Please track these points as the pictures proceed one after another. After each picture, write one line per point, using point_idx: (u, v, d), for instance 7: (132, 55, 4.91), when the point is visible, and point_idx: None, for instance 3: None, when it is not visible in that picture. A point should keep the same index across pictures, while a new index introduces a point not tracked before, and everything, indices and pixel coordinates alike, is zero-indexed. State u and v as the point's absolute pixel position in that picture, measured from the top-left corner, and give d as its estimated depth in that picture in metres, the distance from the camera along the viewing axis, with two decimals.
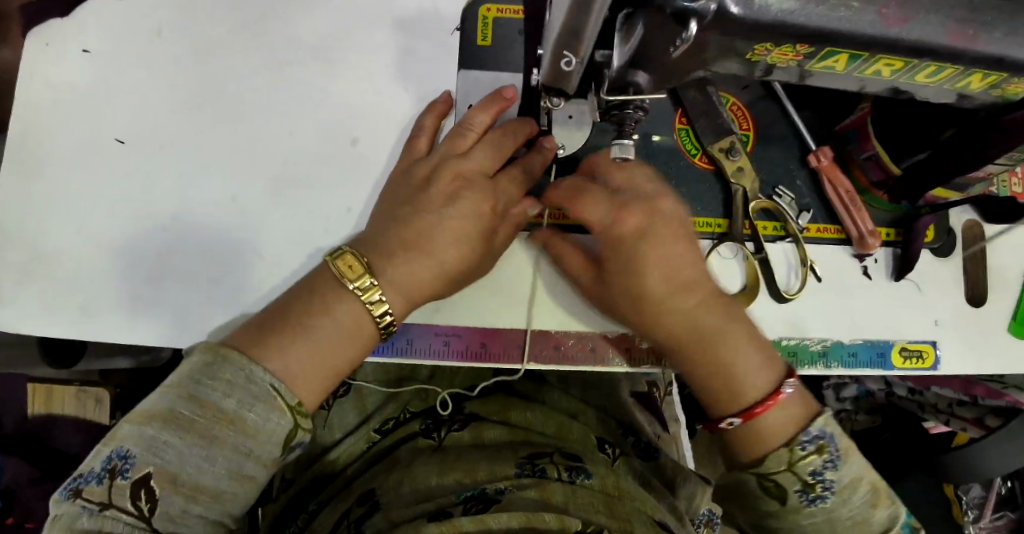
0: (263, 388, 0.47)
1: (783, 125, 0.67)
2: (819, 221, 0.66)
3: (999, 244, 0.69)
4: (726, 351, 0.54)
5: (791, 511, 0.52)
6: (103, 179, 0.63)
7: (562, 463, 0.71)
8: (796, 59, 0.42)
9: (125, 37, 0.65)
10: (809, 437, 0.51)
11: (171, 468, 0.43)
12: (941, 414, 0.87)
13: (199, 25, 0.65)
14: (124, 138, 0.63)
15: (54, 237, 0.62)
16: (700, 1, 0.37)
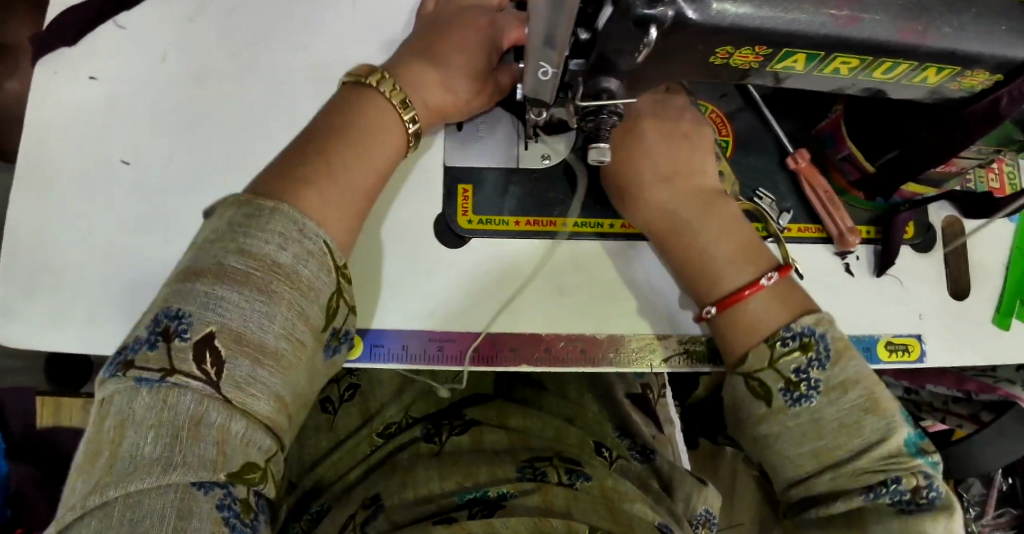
0: (316, 243, 0.49)
1: (761, 130, 0.69)
2: (800, 221, 0.68)
3: (979, 238, 0.71)
4: (706, 245, 0.58)
5: (778, 413, 0.51)
6: (110, 196, 0.66)
7: (561, 465, 0.72)
8: (756, 61, 0.45)
9: (128, 62, 0.68)
10: (791, 334, 0.52)
11: (233, 326, 0.45)
12: (936, 412, 0.87)
13: (199, 48, 0.69)
14: (130, 159, 0.66)
15: (64, 254, 0.64)
16: (659, 7, 0.40)
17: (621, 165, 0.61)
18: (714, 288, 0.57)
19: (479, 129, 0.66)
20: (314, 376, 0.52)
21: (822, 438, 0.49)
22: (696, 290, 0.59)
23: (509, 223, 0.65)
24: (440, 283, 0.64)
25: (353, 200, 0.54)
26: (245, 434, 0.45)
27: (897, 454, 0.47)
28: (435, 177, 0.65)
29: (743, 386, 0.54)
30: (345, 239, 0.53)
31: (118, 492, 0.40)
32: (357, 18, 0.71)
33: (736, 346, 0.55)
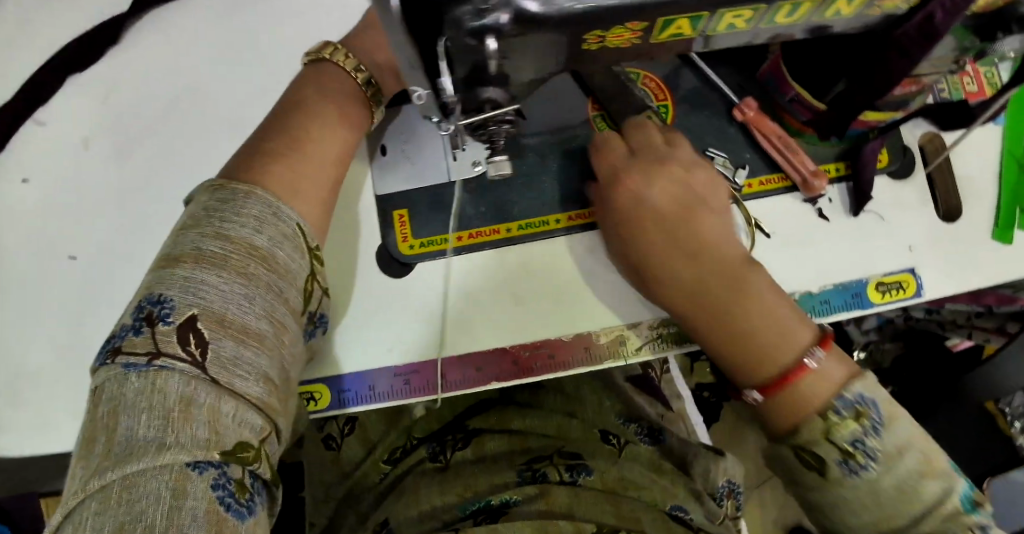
0: (291, 226, 0.51)
1: (703, 86, 0.65)
2: (759, 174, 0.63)
3: (961, 151, 0.65)
4: (739, 318, 0.52)
5: (835, 485, 0.47)
6: (58, 294, 0.62)
7: (562, 462, 0.70)
8: (635, 36, 0.41)
9: (55, 156, 0.64)
10: (844, 403, 0.47)
11: (214, 308, 0.46)
12: (961, 329, 0.81)
13: (117, 123, 0.65)
14: (78, 254, 0.63)
15: (20, 361, 0.61)
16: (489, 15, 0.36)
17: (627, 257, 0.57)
18: (759, 353, 0.51)
19: (405, 150, 0.63)
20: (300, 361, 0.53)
21: (882, 507, 0.46)
22: (742, 364, 0.52)
23: (452, 239, 0.62)
24: (396, 316, 0.62)
25: (316, 177, 0.55)
26: (237, 413, 0.45)
27: (954, 514, 0.45)
28: (370, 210, 0.63)
29: (790, 455, 0.49)
30: (310, 214, 0.54)
31: (117, 474, 0.40)
32: (268, 59, 0.67)
33: (781, 419, 0.49)
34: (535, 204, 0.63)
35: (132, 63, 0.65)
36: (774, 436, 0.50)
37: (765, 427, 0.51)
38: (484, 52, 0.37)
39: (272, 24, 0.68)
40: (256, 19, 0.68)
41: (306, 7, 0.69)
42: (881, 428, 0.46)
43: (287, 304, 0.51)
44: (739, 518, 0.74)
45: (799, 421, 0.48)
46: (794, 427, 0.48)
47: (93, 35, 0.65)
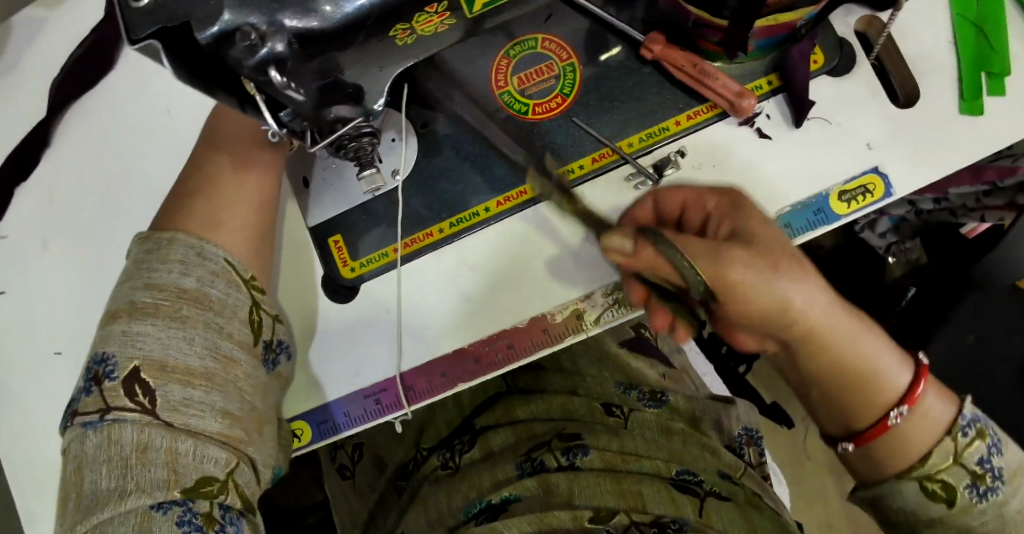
0: (218, 262, 0.51)
1: (605, 33, 0.61)
2: (685, 108, 0.59)
3: (905, 27, 0.58)
4: (863, 344, 0.49)
5: (963, 512, 0.48)
6: (54, 387, 0.67)
7: (559, 446, 0.69)
8: (444, 19, 0.40)
9: (21, 260, 0.68)
10: (966, 422, 0.49)
11: (153, 356, 0.46)
12: (974, 213, 0.75)
13: (65, 221, 0.68)
14: (62, 347, 0.67)
15: (38, 458, 0.66)
16: (265, 47, 0.35)
17: (758, 276, 0.45)
18: (876, 372, 0.49)
19: (326, 175, 0.63)
20: (268, 392, 0.53)
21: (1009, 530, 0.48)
22: (862, 385, 0.50)
23: (389, 254, 0.62)
24: (353, 340, 0.62)
25: (242, 212, 0.56)
26: (198, 451, 0.45)
27: None
28: (306, 242, 0.63)
29: (915, 492, 0.49)
30: (238, 251, 0.54)
31: (87, 527, 0.42)
32: (183, 124, 0.68)
33: (910, 454, 0.49)
34: (462, 198, 0.62)
35: (69, 158, 0.68)
36: (895, 473, 0.50)
37: (884, 462, 0.50)
38: (276, 85, 0.37)
39: (178, 87, 0.69)
40: (160, 90, 0.69)
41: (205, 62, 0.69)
42: (997, 447, 0.49)
43: (234, 339, 0.50)
44: (764, 461, 0.76)
45: (931, 451, 0.49)
46: (925, 460, 0.49)
47: (26, 147, 0.68)
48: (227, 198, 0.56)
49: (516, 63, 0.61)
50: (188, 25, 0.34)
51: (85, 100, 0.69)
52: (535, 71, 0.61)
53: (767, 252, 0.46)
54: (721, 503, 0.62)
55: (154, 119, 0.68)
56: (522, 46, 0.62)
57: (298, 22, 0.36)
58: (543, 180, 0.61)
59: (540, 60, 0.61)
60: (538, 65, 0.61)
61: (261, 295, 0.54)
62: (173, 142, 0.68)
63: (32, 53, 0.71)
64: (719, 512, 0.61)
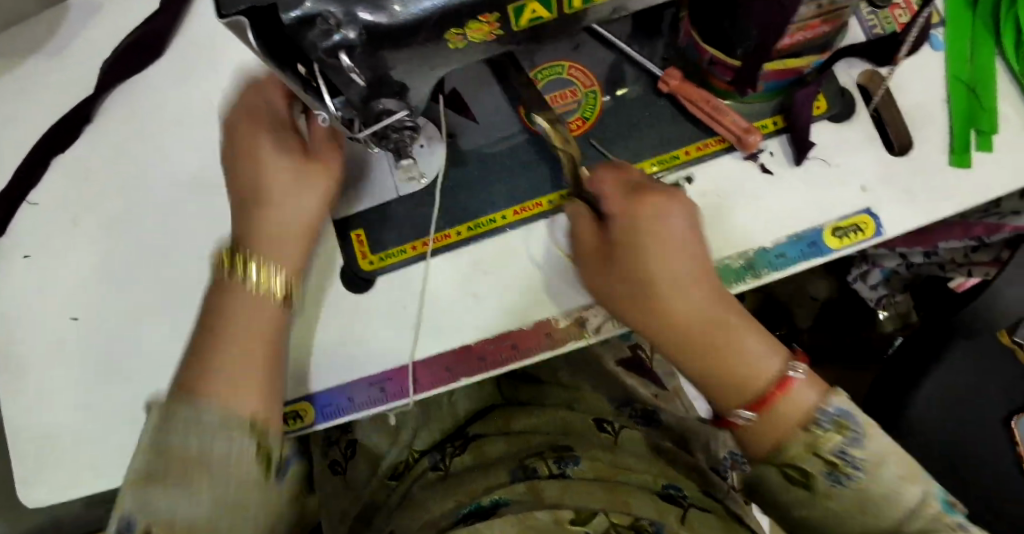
0: (231, 420, 0.52)
1: (627, 65, 0.66)
2: (697, 139, 0.64)
3: (904, 82, 0.63)
4: (732, 355, 0.53)
5: (821, 496, 0.50)
6: (65, 351, 0.69)
7: (551, 455, 0.71)
8: (495, 29, 0.43)
9: (46, 230, 0.71)
10: (825, 416, 0.50)
11: (163, 518, 0.49)
12: (961, 267, 0.82)
13: (94, 196, 0.71)
14: (77, 314, 0.69)
15: (40, 420, 0.68)
16: (338, 34, 0.39)
17: (612, 276, 0.55)
18: (736, 377, 0.53)
19: (354, 173, 0.67)
20: (274, 507, 0.55)
21: (870, 511, 0.49)
22: (718, 389, 0.54)
23: (409, 250, 0.65)
24: (364, 329, 0.65)
25: (267, 356, 0.56)
26: None
27: (936, 518, 0.48)
28: (328, 232, 0.66)
29: (779, 481, 0.51)
30: (258, 404, 0.54)
31: None
32: (218, 115, 0.72)
33: (770, 453, 0.51)
34: (481, 205, 0.66)
35: (106, 138, 0.72)
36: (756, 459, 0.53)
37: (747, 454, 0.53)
38: (343, 67, 0.41)
39: (216, 82, 0.73)
40: (200, 84, 0.73)
41: (241, 60, 0.73)
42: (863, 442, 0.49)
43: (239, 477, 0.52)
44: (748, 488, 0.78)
45: (786, 449, 0.50)
46: (782, 457, 0.51)
47: (66, 121, 0.72)
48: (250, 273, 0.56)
49: (543, 86, 0.66)
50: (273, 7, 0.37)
51: (129, 86, 0.73)
52: (559, 94, 0.66)
53: (632, 264, 0.54)
54: (704, 514, 0.65)
55: (193, 109, 0.72)
56: (549, 71, 0.67)
57: (371, 16, 0.39)
58: (560, 195, 0.65)
59: (565, 85, 0.66)
60: (562, 90, 0.66)
61: (271, 441, 0.55)
62: (206, 132, 0.71)
63: (81, 37, 0.75)
64: (701, 521, 0.64)
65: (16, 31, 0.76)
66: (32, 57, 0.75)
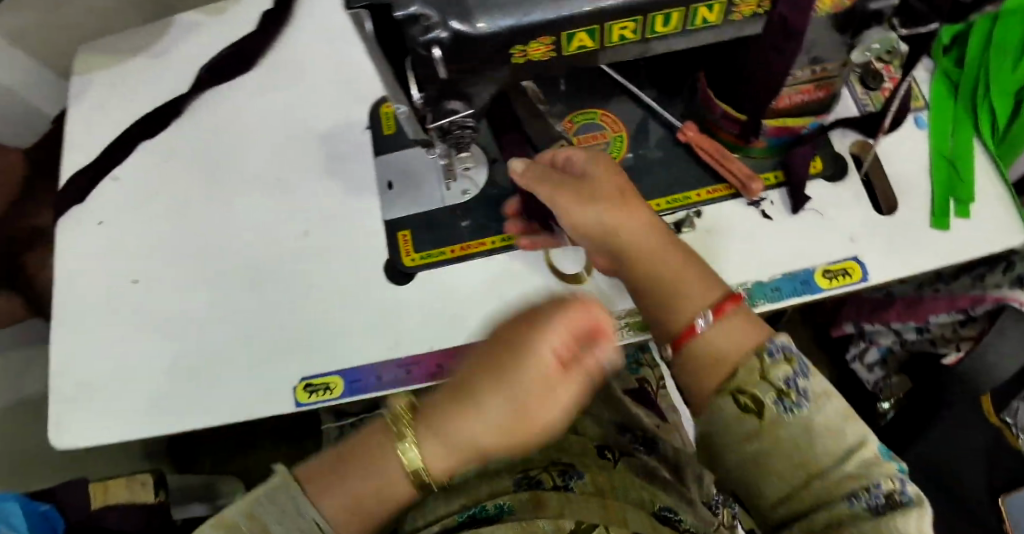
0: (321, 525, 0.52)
1: (653, 118, 0.77)
2: (707, 185, 0.73)
3: (891, 152, 0.73)
4: (681, 282, 0.59)
5: (772, 425, 0.51)
6: (124, 309, 0.78)
7: (554, 469, 0.75)
8: (550, 50, 0.54)
9: (124, 202, 0.82)
10: (774, 348, 0.53)
11: None
12: (951, 343, 0.88)
13: (174, 181, 0.82)
14: (139, 278, 0.79)
15: (89, 367, 0.76)
16: (432, 32, 0.49)
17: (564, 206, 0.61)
18: (678, 314, 0.58)
19: (407, 181, 0.77)
20: None
21: (817, 445, 0.50)
22: (660, 320, 0.60)
23: (447, 252, 0.74)
24: (400, 316, 0.73)
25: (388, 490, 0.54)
26: None
27: (872, 460, 0.49)
28: (378, 231, 0.77)
29: (743, 424, 0.51)
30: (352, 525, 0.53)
31: None
32: (291, 122, 0.83)
33: (727, 395, 0.52)
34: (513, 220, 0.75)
35: (190, 133, 0.84)
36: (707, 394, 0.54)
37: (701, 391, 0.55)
38: (432, 60, 0.51)
39: (294, 94, 0.84)
40: (280, 95, 0.84)
41: (318, 78, 0.85)
42: (820, 389, 0.52)
43: None
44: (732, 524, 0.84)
45: (737, 379, 0.52)
46: (735, 389, 0.52)
47: (161, 115, 0.84)
48: (393, 472, 0.54)
49: (577, 128, 0.77)
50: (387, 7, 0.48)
51: (220, 92, 0.85)
52: (591, 136, 0.76)
53: (589, 187, 0.61)
54: None
55: (272, 116, 0.84)
56: (583, 116, 0.77)
57: (460, 24, 0.49)
58: None
59: (597, 128, 0.77)
60: (594, 132, 0.77)
61: None
62: (279, 135, 0.83)
63: (186, 49, 0.89)
64: None
65: (132, 41, 0.91)
66: (140, 60, 0.89)
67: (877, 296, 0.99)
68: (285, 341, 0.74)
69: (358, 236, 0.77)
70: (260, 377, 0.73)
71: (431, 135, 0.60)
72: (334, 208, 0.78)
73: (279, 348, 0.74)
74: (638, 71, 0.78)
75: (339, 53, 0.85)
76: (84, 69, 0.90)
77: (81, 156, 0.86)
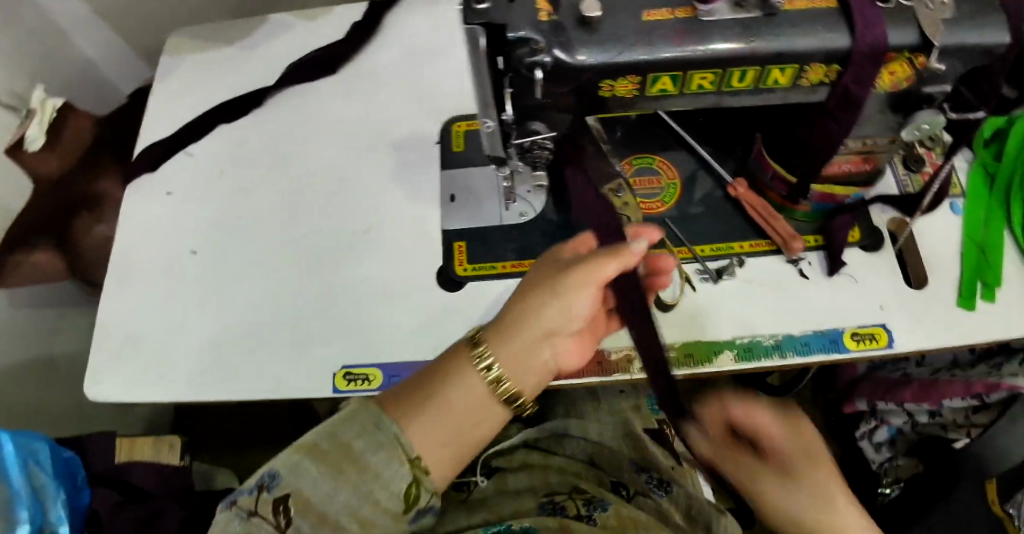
0: (394, 438, 0.54)
1: (705, 170, 0.82)
2: (751, 238, 0.78)
3: (926, 232, 0.78)
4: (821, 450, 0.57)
5: None
6: (179, 276, 0.81)
7: (579, 498, 0.78)
8: (634, 88, 0.59)
9: (194, 177, 0.87)
10: None
11: (304, 492, 0.52)
12: (962, 428, 0.91)
13: (245, 164, 0.87)
14: (197, 249, 0.83)
15: (136, 324, 0.79)
16: (538, 55, 0.55)
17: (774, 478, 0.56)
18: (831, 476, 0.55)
19: (468, 196, 0.82)
20: None
21: None
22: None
23: (497, 267, 0.78)
24: (442, 319, 0.76)
25: (440, 426, 0.56)
26: None
27: None
28: (434, 238, 0.81)
29: None
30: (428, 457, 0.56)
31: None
32: (364, 126, 0.88)
33: None
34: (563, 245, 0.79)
35: (269, 123, 0.90)
36: None
37: None
38: (533, 81, 0.57)
39: (369, 101, 0.90)
40: (357, 100, 0.90)
41: (394, 91, 0.90)
42: None
43: (378, 503, 0.53)
44: None
45: None
46: None
47: (245, 103, 0.90)
48: (480, 398, 0.58)
49: (635, 170, 0.82)
50: (502, 28, 0.55)
51: (302, 91, 0.92)
52: (646, 179, 0.81)
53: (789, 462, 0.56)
54: None
55: (347, 118, 0.89)
56: (641, 160, 0.83)
57: (562, 53, 0.56)
58: None
59: (653, 173, 0.82)
60: (650, 176, 0.82)
61: (424, 475, 0.55)
62: (352, 137, 0.88)
63: (275, 47, 0.95)
64: None
65: (226, 33, 0.97)
66: (231, 51, 0.96)
67: (894, 375, 0.99)
68: (327, 327, 0.77)
69: (414, 239, 0.81)
70: (298, 358, 0.76)
71: (508, 151, 0.66)
72: (395, 210, 0.83)
73: (321, 333, 0.77)
74: (696, 126, 0.84)
75: (417, 71, 0.92)
76: (176, 51, 0.97)
77: (159, 129, 0.91)
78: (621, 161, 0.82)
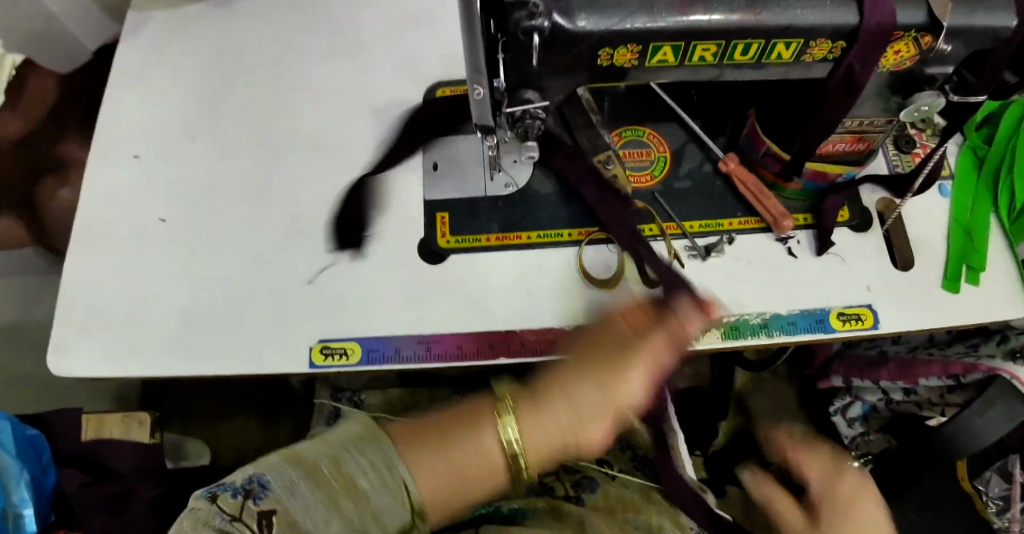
0: (399, 478, 0.59)
1: (696, 144, 0.80)
2: (739, 215, 0.76)
3: (913, 213, 0.77)
4: None
5: None
6: (148, 245, 0.77)
7: (568, 479, 0.82)
8: (634, 58, 0.57)
9: (162, 139, 0.83)
10: None
11: (290, 511, 0.54)
12: (936, 406, 0.92)
13: (218, 126, 0.83)
14: (166, 216, 0.79)
15: (102, 295, 0.75)
16: (536, 18, 0.52)
17: None
18: None
19: (453, 165, 0.79)
20: None
21: None
22: None
23: (482, 240, 0.76)
24: (425, 293, 0.74)
25: (458, 486, 0.62)
26: None
27: None
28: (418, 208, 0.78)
29: None
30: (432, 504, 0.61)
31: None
32: (345, 89, 0.84)
33: None
34: (551, 220, 0.77)
35: (244, 84, 0.85)
36: None
37: None
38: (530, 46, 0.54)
39: (350, 63, 0.86)
40: (337, 62, 0.86)
41: (378, 53, 0.86)
42: None
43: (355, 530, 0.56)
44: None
45: None
46: None
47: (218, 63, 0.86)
48: (493, 461, 0.63)
49: (624, 142, 0.80)
50: None
51: (279, 51, 0.87)
52: (636, 152, 0.79)
53: None
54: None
55: (327, 80, 0.85)
56: (631, 132, 0.80)
57: (562, 17, 0.53)
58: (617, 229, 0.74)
59: (643, 145, 0.80)
60: (640, 149, 0.79)
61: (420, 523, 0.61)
62: (332, 100, 0.84)
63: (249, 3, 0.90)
64: None
65: None
66: (202, 5, 0.90)
67: (870, 353, 1.00)
68: (306, 301, 0.74)
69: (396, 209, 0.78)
70: (275, 333, 0.73)
71: (497, 120, 0.62)
72: (377, 179, 0.79)
73: (299, 307, 0.74)
74: (689, 99, 0.82)
75: (402, 34, 0.87)
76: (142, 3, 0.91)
77: (126, 86, 0.86)
78: (610, 134, 0.80)
